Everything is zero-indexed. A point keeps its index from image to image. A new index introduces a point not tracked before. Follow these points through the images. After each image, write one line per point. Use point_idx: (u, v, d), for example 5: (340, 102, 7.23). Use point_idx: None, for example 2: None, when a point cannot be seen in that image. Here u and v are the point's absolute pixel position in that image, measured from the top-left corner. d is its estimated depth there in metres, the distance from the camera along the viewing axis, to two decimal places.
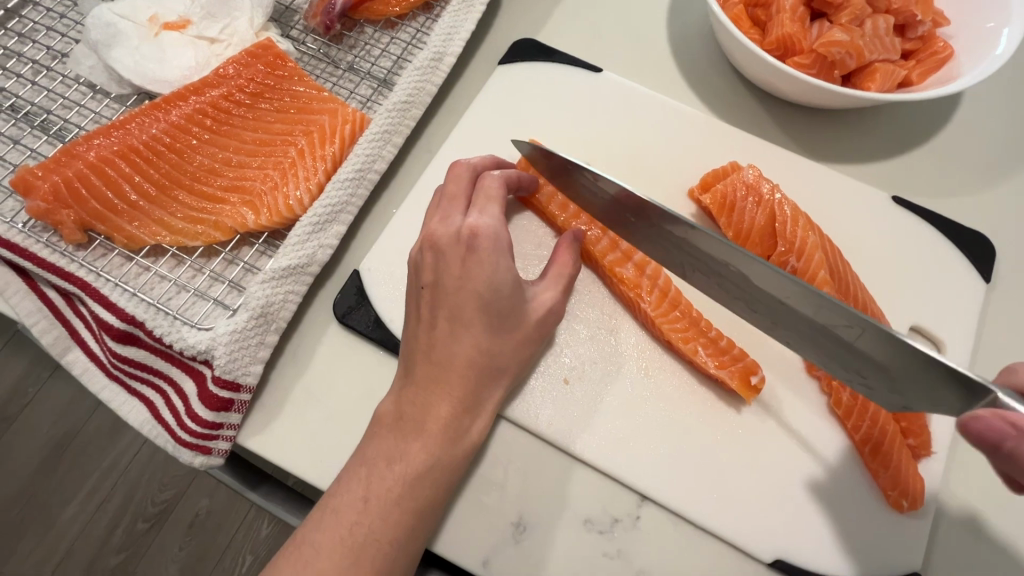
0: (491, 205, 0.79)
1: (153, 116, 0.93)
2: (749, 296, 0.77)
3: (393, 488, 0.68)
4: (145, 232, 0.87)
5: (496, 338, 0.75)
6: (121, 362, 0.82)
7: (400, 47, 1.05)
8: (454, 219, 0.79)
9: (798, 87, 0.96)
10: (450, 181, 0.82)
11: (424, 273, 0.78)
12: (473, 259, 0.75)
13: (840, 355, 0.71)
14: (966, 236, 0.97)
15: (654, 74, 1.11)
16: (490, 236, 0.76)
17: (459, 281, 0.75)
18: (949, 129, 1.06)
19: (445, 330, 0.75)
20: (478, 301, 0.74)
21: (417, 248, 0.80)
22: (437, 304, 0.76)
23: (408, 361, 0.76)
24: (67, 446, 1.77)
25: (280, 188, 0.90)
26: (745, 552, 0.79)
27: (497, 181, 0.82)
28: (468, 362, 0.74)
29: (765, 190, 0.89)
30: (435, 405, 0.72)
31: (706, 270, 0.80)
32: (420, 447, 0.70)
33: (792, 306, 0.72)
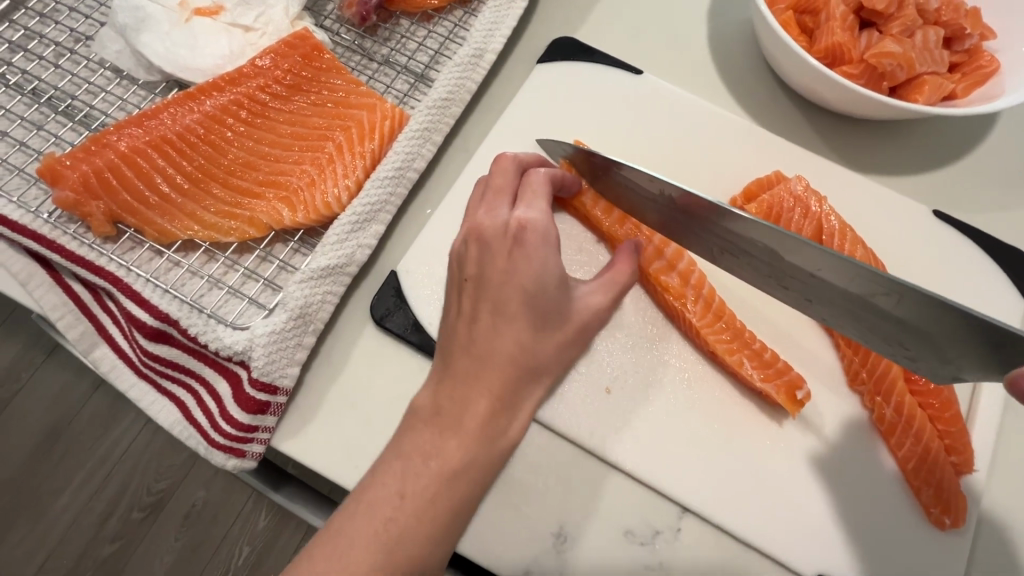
0: (537, 200, 0.78)
1: (186, 106, 0.89)
2: (786, 277, 0.77)
3: (431, 481, 0.68)
4: (177, 226, 0.84)
5: (539, 337, 0.75)
6: (152, 361, 0.80)
7: (437, 41, 1.02)
8: (500, 212, 0.78)
9: (845, 98, 0.94)
10: (495, 173, 0.82)
11: (468, 266, 0.77)
12: (519, 254, 0.74)
13: (878, 326, 0.72)
14: (1005, 253, 0.97)
15: (693, 77, 1.09)
16: (538, 231, 0.75)
17: (505, 276, 0.74)
18: (988, 144, 1.06)
19: (488, 325, 0.74)
20: (523, 297, 0.73)
21: (460, 240, 0.79)
22: (480, 299, 0.75)
23: (446, 355, 0.75)
24: (63, 432, 1.74)
25: (318, 184, 0.87)
26: (784, 565, 0.79)
27: (545, 177, 0.81)
28: (510, 358, 0.73)
29: (812, 202, 0.88)
30: (475, 401, 0.71)
31: (733, 250, 0.80)
32: (457, 444, 0.70)
33: (823, 277, 0.72)
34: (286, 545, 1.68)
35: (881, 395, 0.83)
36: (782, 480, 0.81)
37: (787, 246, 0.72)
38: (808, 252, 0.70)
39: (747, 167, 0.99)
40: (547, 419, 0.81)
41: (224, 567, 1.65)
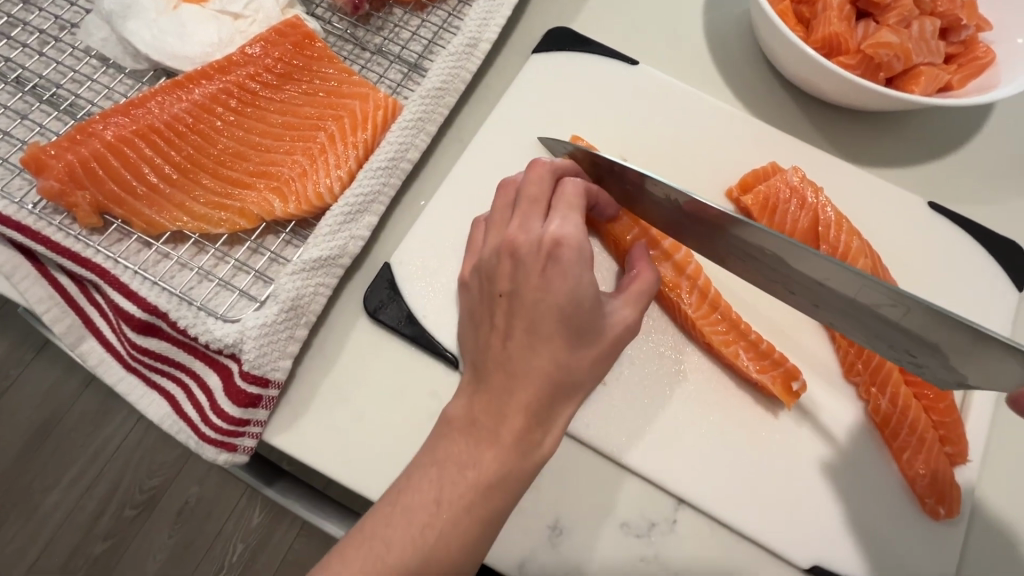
0: (574, 213, 0.74)
1: (175, 95, 0.88)
2: (795, 283, 0.76)
3: (465, 494, 0.64)
4: (165, 217, 0.83)
5: (576, 353, 0.70)
6: (140, 354, 0.78)
7: (431, 31, 1.01)
8: (534, 227, 0.74)
9: (842, 88, 0.94)
10: (527, 186, 0.77)
11: (501, 280, 0.73)
12: (556, 268, 0.70)
13: (881, 330, 0.71)
14: (998, 244, 0.97)
15: (689, 68, 1.08)
16: (575, 245, 0.70)
17: (539, 289, 0.70)
18: (982, 136, 1.06)
19: (523, 340, 0.69)
20: (559, 314, 0.69)
21: (493, 251, 0.76)
22: (514, 314, 0.71)
23: (481, 368, 0.72)
24: (53, 429, 1.71)
25: (309, 175, 0.86)
26: (779, 556, 0.79)
27: (578, 186, 0.76)
28: (546, 377, 0.68)
29: (809, 193, 0.88)
30: (510, 419, 0.67)
31: (742, 256, 0.79)
32: (493, 457, 0.66)
33: (830, 286, 0.71)
34: (280, 542, 1.67)
35: (876, 386, 0.83)
36: (779, 473, 0.81)
37: (793, 255, 0.70)
38: (809, 260, 0.69)
39: (744, 159, 0.99)
40: (570, 428, 0.80)
41: (218, 564, 1.64)
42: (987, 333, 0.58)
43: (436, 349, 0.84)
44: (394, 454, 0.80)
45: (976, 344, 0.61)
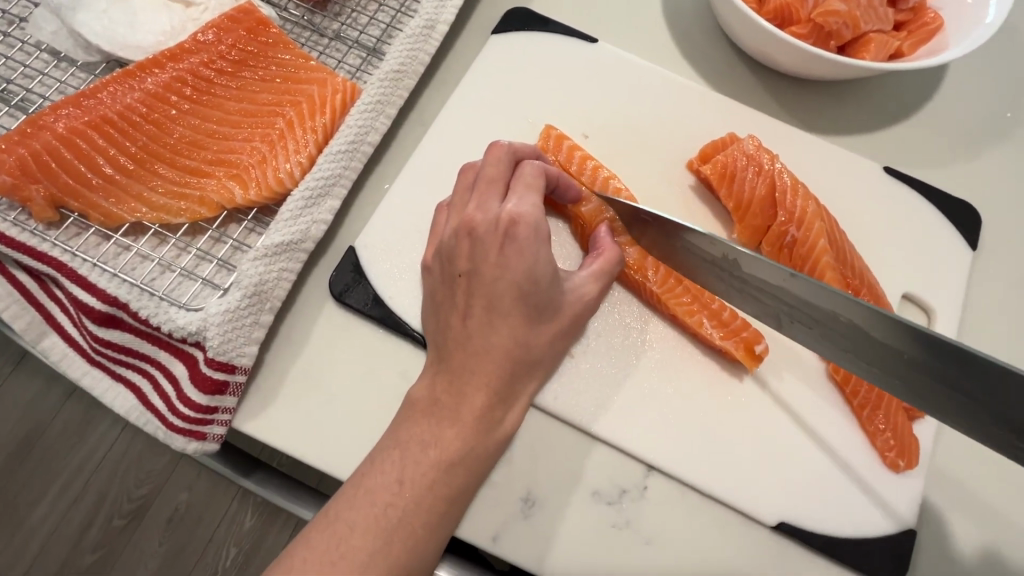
0: (532, 193, 0.75)
1: (127, 85, 0.87)
2: (861, 348, 0.70)
3: (427, 471, 0.65)
4: (123, 209, 0.82)
5: (535, 329, 0.73)
6: (103, 347, 0.78)
7: (389, 15, 1.00)
8: (493, 207, 0.75)
9: (795, 58, 0.96)
10: (485, 167, 0.77)
11: (460, 261, 0.74)
12: (513, 248, 0.72)
13: (880, 358, 0.69)
14: (952, 206, 0.99)
15: (650, 45, 1.09)
16: (532, 224, 0.72)
17: (498, 267, 0.72)
18: (934, 101, 1.09)
19: (483, 318, 0.72)
20: (517, 292, 0.71)
21: (452, 232, 0.76)
22: (475, 294, 0.73)
23: (442, 348, 0.73)
24: (36, 442, 1.69)
25: (269, 161, 0.86)
26: (748, 516, 0.81)
27: (538, 168, 0.78)
28: (506, 354, 0.71)
29: (765, 160, 0.89)
30: (471, 396, 0.70)
31: (808, 321, 0.75)
32: (455, 433, 0.68)
33: (903, 352, 0.66)
34: (273, 544, 1.66)
35: None
36: (744, 436, 0.83)
37: (869, 321, 0.67)
38: (886, 324, 0.66)
39: (705, 131, 1.00)
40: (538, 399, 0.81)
41: (210, 569, 1.63)
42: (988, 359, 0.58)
43: (404, 330, 0.85)
44: (366, 434, 0.81)
45: (965, 361, 0.60)
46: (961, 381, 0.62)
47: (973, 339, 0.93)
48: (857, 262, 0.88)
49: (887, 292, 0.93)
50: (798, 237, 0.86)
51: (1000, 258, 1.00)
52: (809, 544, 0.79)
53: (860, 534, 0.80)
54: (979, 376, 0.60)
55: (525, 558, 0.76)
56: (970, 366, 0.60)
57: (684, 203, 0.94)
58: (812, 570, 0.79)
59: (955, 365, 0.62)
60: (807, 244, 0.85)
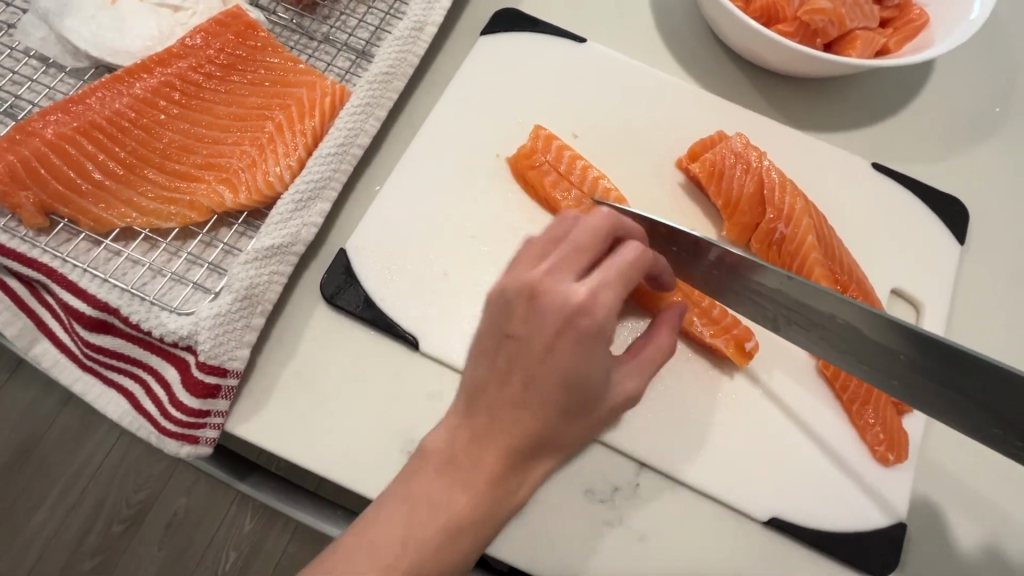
0: (613, 283, 0.68)
1: (115, 90, 0.87)
2: (859, 349, 0.71)
3: (429, 530, 0.64)
4: (113, 214, 0.82)
5: (569, 424, 0.69)
6: (95, 352, 0.78)
7: (378, 17, 1.00)
8: (565, 279, 0.67)
9: (782, 56, 0.97)
10: (582, 230, 0.69)
11: (513, 321, 0.68)
12: (572, 334, 0.66)
13: (876, 357, 0.70)
14: (940, 200, 1.00)
15: (639, 44, 1.09)
16: (603, 320, 0.66)
17: (550, 352, 0.66)
18: (921, 97, 1.09)
19: (520, 399, 0.67)
20: (567, 383, 0.67)
21: (509, 290, 0.68)
22: (519, 364, 0.67)
23: (471, 405, 0.69)
24: (34, 448, 1.69)
25: (259, 164, 0.86)
26: (740, 512, 0.81)
27: (637, 254, 0.69)
28: (535, 431, 0.67)
29: (753, 157, 0.90)
30: (490, 462, 0.67)
31: (806, 325, 0.76)
32: (468, 499, 0.66)
33: (899, 352, 0.67)
34: (273, 547, 1.66)
35: None
36: (736, 432, 0.84)
37: (861, 319, 0.68)
38: (877, 322, 0.66)
39: (695, 130, 1.00)
40: None
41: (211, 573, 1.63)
42: (990, 362, 0.59)
43: (396, 331, 0.85)
44: (359, 435, 0.81)
45: (965, 363, 0.61)
46: (955, 379, 0.64)
47: (961, 332, 0.94)
48: (846, 259, 0.88)
49: (876, 287, 0.94)
50: (786, 234, 0.87)
51: (988, 252, 1.00)
52: (801, 539, 0.80)
53: (851, 528, 0.81)
54: (976, 376, 0.61)
55: (518, 557, 0.76)
56: (964, 366, 0.62)
57: (673, 200, 0.95)
58: (804, 565, 0.80)
59: (950, 364, 0.63)
60: (795, 241, 0.86)
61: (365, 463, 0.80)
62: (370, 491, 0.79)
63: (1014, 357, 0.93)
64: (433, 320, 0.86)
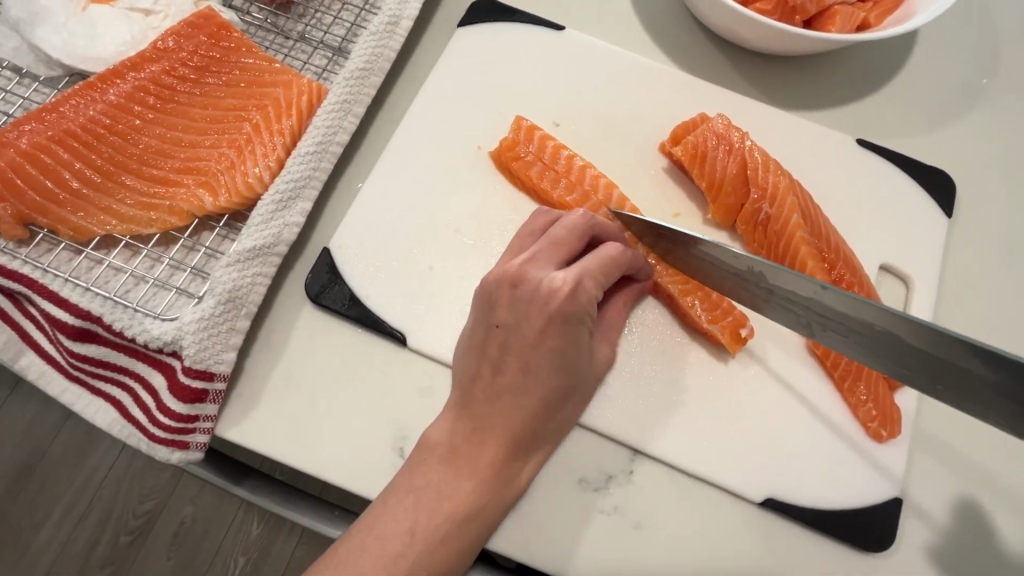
0: (594, 273, 0.74)
1: (88, 97, 0.86)
2: (897, 353, 0.69)
3: (437, 518, 0.66)
4: (93, 222, 0.81)
5: (562, 397, 0.74)
6: (80, 362, 0.77)
7: (353, 13, 0.99)
8: (546, 270, 0.74)
9: (762, 35, 0.96)
10: (559, 228, 0.76)
11: (500, 311, 0.73)
12: (557, 321, 0.72)
13: (910, 360, 0.68)
14: (926, 174, 0.99)
15: (619, 30, 1.08)
16: (584, 305, 0.73)
17: (538, 338, 0.71)
18: (904, 71, 1.08)
19: (517, 379, 0.71)
20: (556, 360, 0.72)
21: (496, 279, 0.74)
22: (509, 351, 0.72)
23: (466, 396, 0.72)
24: (38, 463, 1.69)
25: (238, 166, 0.85)
26: (735, 494, 0.81)
27: (619, 250, 0.77)
28: (532, 415, 0.71)
29: (735, 138, 0.89)
30: (491, 448, 0.70)
31: (842, 330, 0.73)
32: (472, 487, 0.69)
33: (934, 354, 0.65)
34: (281, 552, 1.66)
35: None
36: (728, 415, 0.84)
37: (900, 325, 0.66)
38: (916, 328, 0.64)
39: (677, 113, 0.99)
40: None
41: None
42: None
43: (383, 328, 0.84)
44: (350, 434, 0.81)
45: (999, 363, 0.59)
46: (967, 371, 0.63)
47: (952, 306, 0.94)
48: (832, 236, 0.88)
49: (865, 264, 0.93)
50: (771, 214, 0.86)
51: (977, 224, 1.00)
52: (797, 518, 0.79)
53: (847, 506, 0.81)
54: (990, 368, 0.61)
55: (514, 549, 0.76)
56: (1000, 367, 0.60)
57: (657, 185, 0.94)
58: (801, 544, 0.79)
59: (963, 354, 0.62)
60: (781, 220, 0.86)
61: (356, 461, 0.80)
62: (364, 490, 0.79)
63: (1003, 327, 0.93)
64: (419, 316, 0.86)
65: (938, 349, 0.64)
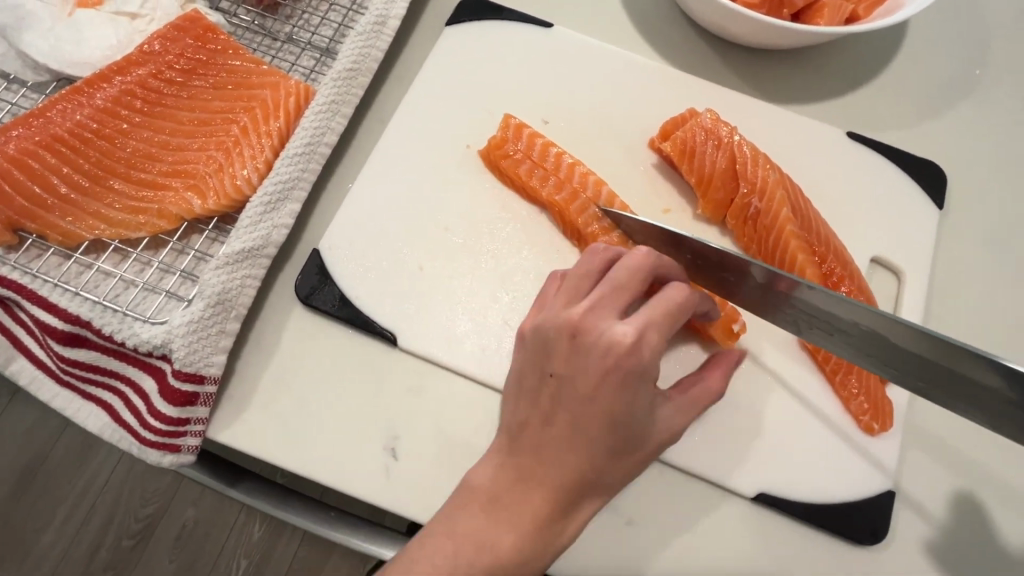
0: (658, 323, 0.70)
1: (75, 102, 0.86)
2: (886, 353, 0.69)
3: (474, 569, 0.65)
4: (82, 227, 0.81)
5: (614, 459, 0.70)
6: (71, 366, 0.77)
7: (341, 14, 0.99)
8: (607, 320, 0.71)
9: (750, 28, 0.96)
10: (620, 270, 0.73)
11: (555, 361, 0.71)
12: (617, 377, 0.68)
13: (898, 359, 0.68)
14: (917, 166, 0.99)
15: (608, 26, 1.08)
16: (647, 361, 0.69)
17: (593, 393, 0.68)
18: (894, 63, 1.08)
19: (566, 433, 0.69)
20: (608, 420, 0.68)
21: (554, 325, 0.72)
22: (563, 406, 0.70)
23: (516, 442, 0.71)
24: (40, 468, 1.69)
25: (226, 169, 0.85)
26: (728, 490, 0.81)
27: (684, 294, 0.72)
28: (579, 474, 0.68)
29: (723, 132, 0.88)
30: (534, 501, 0.68)
31: (829, 330, 0.73)
32: (513, 539, 0.66)
33: (920, 353, 0.65)
34: (284, 553, 1.66)
35: None
36: (720, 410, 0.84)
37: (885, 326, 0.66)
38: (898, 327, 0.64)
39: (667, 109, 0.99)
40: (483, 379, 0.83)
41: None
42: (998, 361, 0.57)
43: (373, 328, 0.84)
44: (342, 434, 0.81)
45: (975, 360, 0.59)
46: (978, 382, 0.61)
47: (945, 297, 0.93)
48: (823, 230, 0.88)
49: (857, 258, 0.93)
50: (761, 208, 0.86)
51: (968, 215, 0.99)
52: (790, 513, 0.79)
53: (841, 500, 0.80)
54: (1005, 383, 0.58)
55: None
56: (979, 365, 0.59)
57: (647, 181, 0.94)
58: (794, 538, 0.79)
59: (975, 367, 0.60)
60: (770, 214, 0.85)
61: (348, 462, 0.79)
62: (356, 491, 0.78)
63: (996, 319, 0.93)
64: (410, 315, 0.86)
65: (948, 359, 0.62)
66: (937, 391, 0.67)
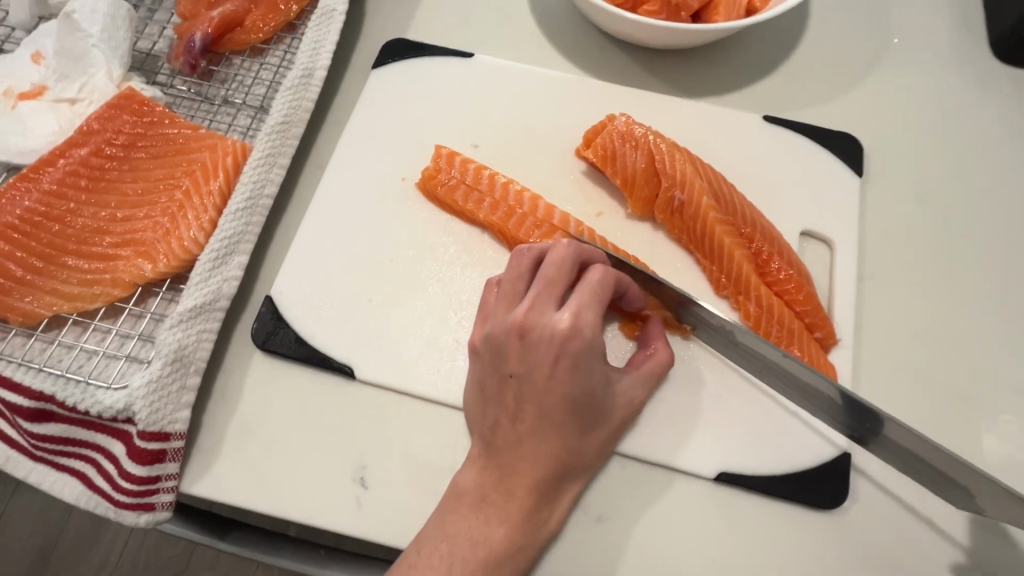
0: (590, 304, 0.74)
1: (22, 188, 0.90)
2: (822, 404, 0.81)
3: (470, 566, 0.68)
4: (40, 305, 0.85)
5: (584, 436, 0.74)
6: (42, 442, 0.80)
7: (271, 72, 1.05)
8: (549, 314, 0.74)
9: (655, 34, 1.01)
10: (551, 264, 0.77)
11: (511, 362, 0.75)
12: (567, 363, 0.72)
13: (831, 411, 0.81)
14: (835, 140, 1.03)
15: (526, 49, 1.14)
16: (590, 339, 0.73)
17: (550, 381, 0.72)
18: (801, 46, 1.14)
19: (533, 424, 0.73)
20: (571, 403, 0.72)
21: (502, 330, 0.75)
22: (525, 401, 0.73)
23: (491, 444, 0.75)
24: (50, 555, 1.68)
25: (173, 232, 0.89)
26: (693, 474, 0.83)
27: (603, 273, 0.76)
28: (555, 458, 0.72)
29: (638, 134, 0.93)
30: (518, 496, 0.71)
31: (779, 375, 0.84)
32: (504, 533, 0.70)
33: (853, 417, 0.78)
34: None
35: (742, 294, 0.88)
36: (675, 396, 0.86)
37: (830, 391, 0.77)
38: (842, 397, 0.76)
39: (590, 119, 1.04)
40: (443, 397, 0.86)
41: None
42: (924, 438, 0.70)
43: (330, 364, 0.87)
44: (312, 473, 0.83)
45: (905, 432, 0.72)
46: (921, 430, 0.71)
47: (880, 261, 0.97)
48: (746, 211, 0.92)
49: (787, 234, 0.96)
50: (684, 200, 0.90)
51: (893, 179, 1.04)
52: (755, 488, 0.81)
53: (802, 468, 0.83)
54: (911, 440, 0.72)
55: None
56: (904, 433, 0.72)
57: (578, 188, 0.98)
58: (764, 513, 0.81)
59: (904, 435, 0.73)
60: (693, 204, 0.89)
61: (322, 499, 0.81)
62: (333, 526, 0.80)
63: (932, 275, 0.96)
64: (365, 347, 0.89)
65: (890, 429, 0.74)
66: (872, 436, 0.79)
